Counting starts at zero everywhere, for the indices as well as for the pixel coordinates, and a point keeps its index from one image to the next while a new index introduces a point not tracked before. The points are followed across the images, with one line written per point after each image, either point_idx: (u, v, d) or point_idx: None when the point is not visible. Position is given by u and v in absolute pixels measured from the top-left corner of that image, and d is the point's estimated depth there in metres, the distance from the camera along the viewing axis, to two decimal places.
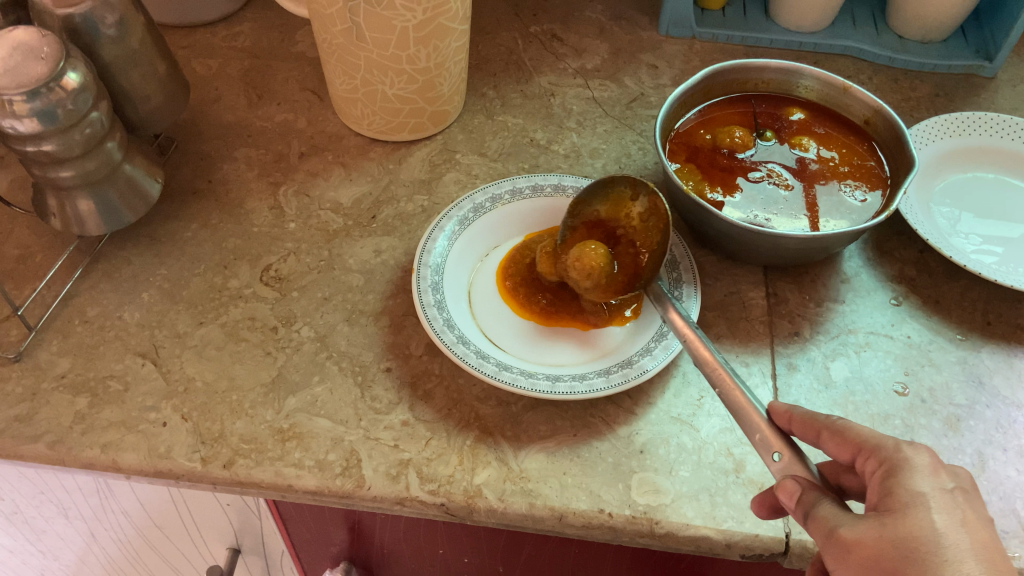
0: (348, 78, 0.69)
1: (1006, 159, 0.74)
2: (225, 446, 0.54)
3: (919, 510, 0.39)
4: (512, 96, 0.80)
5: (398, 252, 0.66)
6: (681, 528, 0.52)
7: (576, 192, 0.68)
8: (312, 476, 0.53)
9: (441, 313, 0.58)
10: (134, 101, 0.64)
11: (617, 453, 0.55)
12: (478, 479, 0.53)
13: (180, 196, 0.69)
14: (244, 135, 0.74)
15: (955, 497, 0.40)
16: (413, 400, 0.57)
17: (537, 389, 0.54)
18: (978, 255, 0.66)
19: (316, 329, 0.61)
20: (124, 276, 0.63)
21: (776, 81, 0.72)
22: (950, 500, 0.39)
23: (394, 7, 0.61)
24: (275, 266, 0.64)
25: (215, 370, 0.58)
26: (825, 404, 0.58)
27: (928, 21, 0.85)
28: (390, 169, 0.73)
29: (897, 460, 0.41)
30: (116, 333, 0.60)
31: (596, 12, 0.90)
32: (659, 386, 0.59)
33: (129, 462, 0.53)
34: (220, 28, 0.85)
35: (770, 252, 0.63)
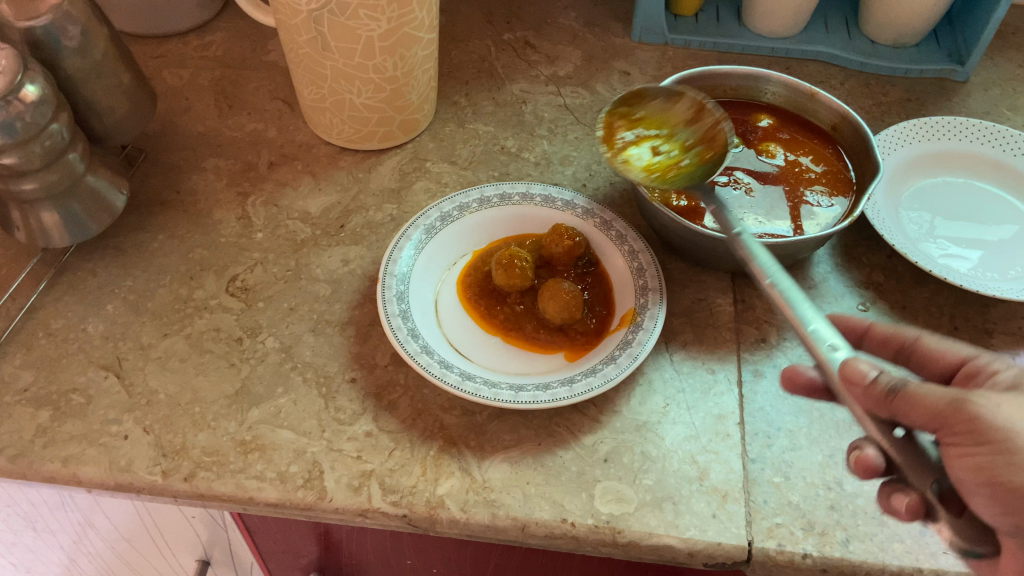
0: (315, 87, 0.69)
1: (975, 163, 0.74)
2: (187, 459, 0.54)
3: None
4: (483, 104, 0.80)
5: (366, 261, 0.66)
6: (643, 537, 0.52)
7: (544, 200, 0.67)
8: (273, 489, 0.53)
9: (406, 322, 0.58)
10: (99, 113, 0.63)
11: (581, 462, 0.55)
12: (441, 490, 0.53)
13: (148, 207, 0.69)
14: (214, 145, 0.74)
15: None
16: (378, 411, 0.57)
17: (499, 399, 0.54)
18: (946, 260, 0.66)
19: (281, 340, 0.60)
20: (89, 288, 0.63)
21: (744, 87, 0.72)
22: None
23: (358, 16, 0.61)
24: (241, 277, 0.64)
25: (178, 382, 0.58)
26: (790, 410, 0.58)
27: (901, 26, 0.85)
28: (360, 177, 0.73)
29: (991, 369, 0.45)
30: (80, 345, 0.60)
31: (569, 19, 0.90)
32: (625, 394, 0.59)
33: (90, 475, 0.53)
34: (192, 37, 0.85)
35: (736, 258, 0.62)
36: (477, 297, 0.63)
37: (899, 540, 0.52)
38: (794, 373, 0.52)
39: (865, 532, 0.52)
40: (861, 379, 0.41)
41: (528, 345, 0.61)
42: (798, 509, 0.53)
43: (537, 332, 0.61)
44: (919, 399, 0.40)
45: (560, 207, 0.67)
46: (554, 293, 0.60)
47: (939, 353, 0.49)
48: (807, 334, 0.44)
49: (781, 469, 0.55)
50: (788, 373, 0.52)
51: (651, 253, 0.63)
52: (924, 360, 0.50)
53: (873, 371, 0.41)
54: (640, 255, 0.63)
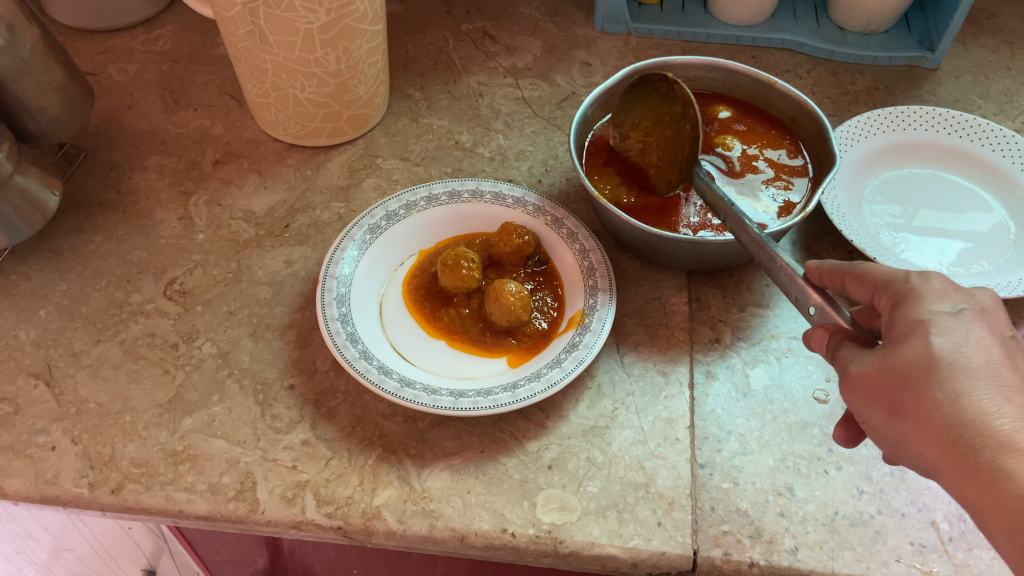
0: (258, 82, 0.67)
1: (941, 154, 0.72)
2: (115, 471, 0.52)
3: (920, 336, 0.41)
4: (438, 97, 0.78)
5: (310, 262, 0.64)
6: (585, 547, 0.50)
7: (494, 197, 0.65)
8: (203, 501, 0.51)
9: (345, 326, 0.56)
10: (30, 111, 0.61)
11: (524, 469, 0.53)
12: (377, 500, 0.51)
13: (86, 208, 0.67)
14: (158, 142, 0.72)
15: (961, 318, 0.42)
16: (316, 418, 0.55)
17: (437, 405, 0.52)
18: (908, 254, 0.64)
19: (218, 345, 0.59)
20: (22, 293, 0.61)
21: (703, 78, 0.70)
22: (955, 320, 0.42)
23: (294, 8, 0.59)
24: (180, 280, 0.62)
25: (110, 391, 0.56)
26: (742, 413, 0.56)
27: (868, 13, 0.82)
28: (307, 175, 0.71)
29: (905, 291, 0.44)
30: (10, 353, 0.58)
31: (530, 8, 0.88)
32: (573, 397, 0.57)
33: (14, 489, 0.51)
34: (140, 31, 0.82)
35: (688, 256, 0.60)
36: (428, 301, 0.62)
37: (850, 547, 0.50)
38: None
39: (815, 540, 0.50)
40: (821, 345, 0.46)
41: (473, 348, 0.59)
42: (747, 515, 0.51)
43: (483, 335, 0.59)
44: (845, 375, 0.43)
45: (510, 204, 0.65)
46: (499, 295, 0.57)
47: (869, 283, 0.46)
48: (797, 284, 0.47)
49: (730, 474, 0.53)
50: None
51: (603, 252, 0.61)
52: (856, 293, 0.46)
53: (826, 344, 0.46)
54: (591, 254, 0.61)
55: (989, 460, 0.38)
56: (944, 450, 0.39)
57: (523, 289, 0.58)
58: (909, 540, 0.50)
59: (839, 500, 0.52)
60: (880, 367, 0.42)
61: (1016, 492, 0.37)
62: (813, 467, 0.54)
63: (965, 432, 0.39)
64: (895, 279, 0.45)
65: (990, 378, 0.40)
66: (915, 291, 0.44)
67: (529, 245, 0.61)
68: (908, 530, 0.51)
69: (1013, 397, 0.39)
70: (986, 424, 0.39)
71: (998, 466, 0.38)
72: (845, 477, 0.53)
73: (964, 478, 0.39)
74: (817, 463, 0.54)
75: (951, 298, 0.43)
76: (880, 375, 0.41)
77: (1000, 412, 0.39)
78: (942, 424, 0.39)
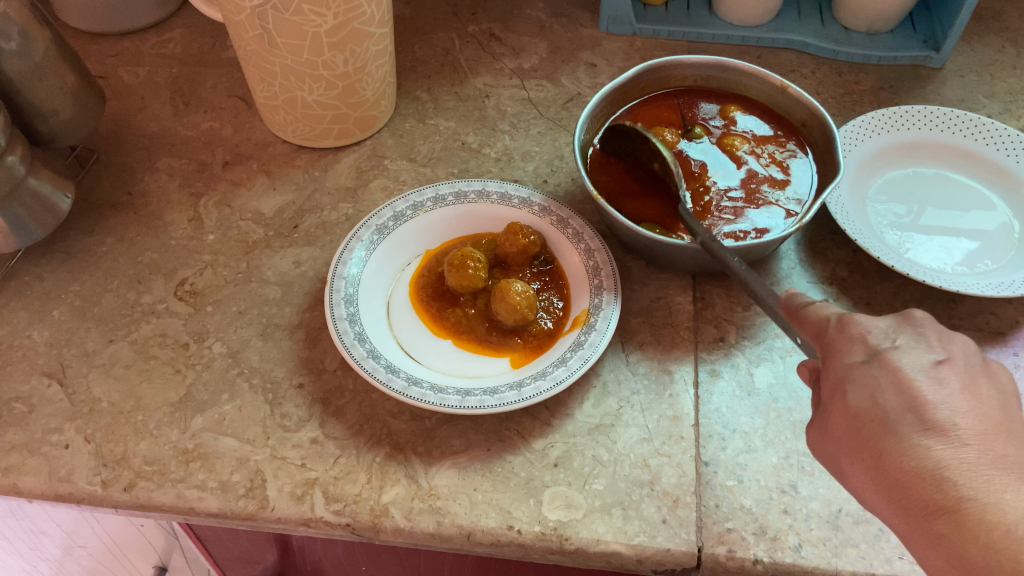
0: (267, 84, 0.68)
1: (945, 154, 0.72)
2: (127, 469, 0.53)
3: (845, 395, 0.43)
4: (444, 99, 0.79)
5: (318, 263, 0.65)
6: (590, 544, 0.50)
7: (500, 198, 0.66)
8: (214, 499, 0.52)
9: (353, 326, 0.57)
10: (43, 115, 0.62)
11: (530, 466, 0.54)
12: (385, 498, 0.52)
13: (98, 210, 0.68)
14: (168, 145, 0.73)
15: (878, 365, 0.43)
16: (324, 417, 0.56)
17: (444, 404, 0.53)
18: (911, 254, 0.65)
19: (229, 345, 0.59)
20: (35, 294, 0.62)
21: (715, 77, 0.70)
22: (871, 371, 0.43)
23: (302, 12, 0.59)
24: (190, 281, 0.63)
25: (122, 390, 0.57)
26: (746, 411, 0.57)
27: (873, 12, 0.83)
28: (316, 176, 0.71)
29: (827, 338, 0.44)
30: (23, 352, 0.59)
31: (536, 10, 0.89)
32: (578, 396, 0.58)
33: (29, 486, 0.52)
34: (151, 34, 0.83)
35: (692, 256, 0.61)
36: (440, 300, 0.62)
37: (853, 544, 0.50)
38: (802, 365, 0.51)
39: (818, 537, 0.51)
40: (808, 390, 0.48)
41: (479, 347, 0.60)
42: (751, 513, 0.52)
43: (488, 335, 0.60)
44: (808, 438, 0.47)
45: (515, 205, 0.66)
46: (505, 295, 0.58)
47: (811, 326, 0.45)
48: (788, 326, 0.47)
49: (734, 472, 0.54)
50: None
51: (608, 252, 0.62)
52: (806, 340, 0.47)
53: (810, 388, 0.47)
54: (596, 254, 0.61)
55: (925, 518, 0.40)
56: (890, 496, 0.41)
57: (529, 290, 0.59)
58: None
59: (843, 498, 0.52)
60: (836, 418, 0.44)
61: (961, 533, 0.39)
62: (817, 465, 0.54)
63: (901, 489, 0.41)
64: (823, 323, 0.45)
65: (919, 423, 0.41)
66: (836, 342, 0.44)
67: (535, 245, 0.62)
68: None
69: (942, 444, 0.40)
70: (917, 480, 0.40)
71: (935, 523, 0.39)
72: None
73: (914, 533, 0.41)
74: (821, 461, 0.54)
75: (872, 340, 0.44)
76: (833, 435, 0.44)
77: (940, 449, 0.40)
78: (882, 485, 0.41)
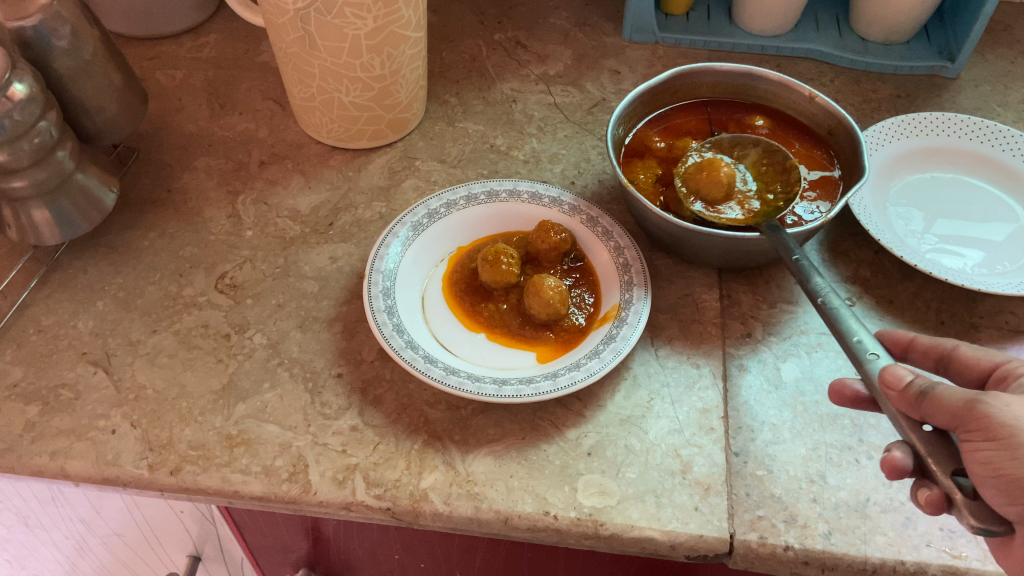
0: (304, 86, 0.70)
1: (964, 159, 0.74)
2: (173, 453, 0.54)
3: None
4: (473, 103, 0.81)
5: (354, 258, 0.66)
6: (625, 529, 0.52)
7: (531, 198, 0.68)
8: (259, 482, 0.53)
9: (391, 318, 0.58)
10: (89, 112, 0.64)
11: (564, 455, 0.55)
12: (424, 483, 0.53)
13: (139, 206, 0.69)
14: (206, 145, 0.75)
15: None
16: (363, 405, 0.57)
17: (482, 393, 0.54)
18: (933, 255, 0.66)
19: (268, 336, 0.61)
20: (79, 286, 0.64)
21: (745, 86, 0.72)
22: None
23: (344, 15, 0.62)
24: (230, 274, 0.65)
25: (166, 378, 0.58)
26: (774, 404, 0.58)
27: (890, 23, 0.85)
28: (349, 176, 0.73)
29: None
30: (70, 341, 0.60)
31: (561, 18, 0.91)
32: (609, 388, 0.59)
33: (77, 469, 0.54)
34: (185, 39, 0.85)
35: (720, 252, 0.62)
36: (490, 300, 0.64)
37: (881, 532, 0.52)
38: (840, 386, 0.53)
39: (846, 525, 0.52)
40: (897, 383, 0.44)
41: (510, 341, 0.61)
42: (781, 501, 0.53)
43: (519, 329, 0.62)
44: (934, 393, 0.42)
45: (546, 204, 0.68)
46: (538, 289, 0.60)
47: (983, 359, 0.50)
48: (853, 345, 0.48)
49: (764, 462, 0.55)
50: (835, 387, 0.53)
51: (637, 249, 0.64)
52: (966, 367, 0.50)
53: (908, 375, 0.44)
54: (626, 251, 0.63)
55: None
56: None
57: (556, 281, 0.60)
58: (938, 525, 0.52)
59: (870, 487, 0.54)
60: (1004, 413, 0.41)
61: None
62: (844, 456, 0.55)
63: None
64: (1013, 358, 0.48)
65: None
66: None
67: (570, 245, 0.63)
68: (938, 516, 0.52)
69: None
70: None
71: None
72: (875, 466, 0.55)
73: None
74: (848, 453, 0.56)
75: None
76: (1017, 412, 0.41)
77: None
78: None
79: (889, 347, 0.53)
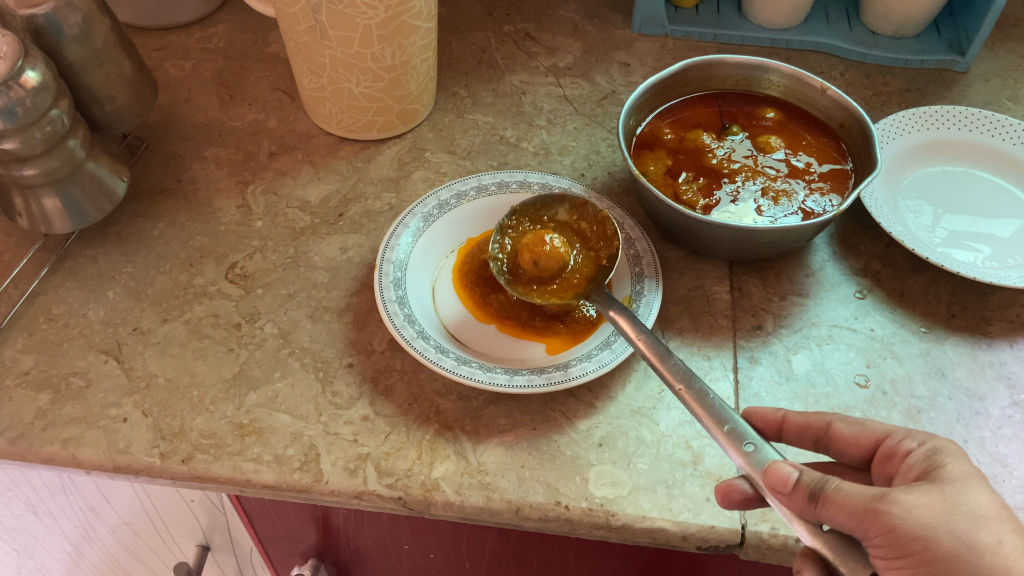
0: (314, 76, 0.70)
1: (974, 153, 0.74)
2: (185, 442, 0.54)
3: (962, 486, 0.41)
4: (482, 95, 0.81)
5: (364, 249, 0.66)
6: (637, 520, 0.52)
7: (542, 189, 0.68)
8: (270, 471, 0.53)
9: (402, 308, 0.58)
10: (100, 101, 0.64)
11: (575, 446, 0.55)
12: (436, 472, 0.53)
13: (149, 196, 0.69)
14: (215, 135, 0.75)
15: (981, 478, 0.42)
16: (374, 395, 0.57)
17: (494, 383, 0.54)
18: (945, 248, 0.66)
19: (279, 326, 0.61)
20: (90, 275, 0.64)
21: (756, 78, 0.72)
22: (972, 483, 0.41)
23: (355, 5, 0.61)
24: (240, 264, 0.65)
25: (177, 367, 0.58)
26: (785, 396, 0.58)
27: (900, 16, 0.84)
28: (359, 167, 0.73)
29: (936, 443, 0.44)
30: (81, 330, 0.60)
31: (569, 11, 0.91)
32: (620, 379, 0.59)
33: (89, 457, 0.54)
34: (194, 30, 0.85)
35: (731, 244, 0.62)
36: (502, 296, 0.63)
37: None
38: (727, 489, 0.46)
39: None
40: (784, 485, 0.41)
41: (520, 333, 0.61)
42: None
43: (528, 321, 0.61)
44: (832, 494, 0.40)
45: None
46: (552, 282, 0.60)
47: (866, 433, 0.47)
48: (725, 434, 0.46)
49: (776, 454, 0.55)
50: (721, 490, 0.46)
51: (648, 241, 0.64)
52: (849, 441, 0.47)
53: (794, 473, 0.41)
54: (637, 243, 0.63)
55: None
56: None
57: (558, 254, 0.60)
58: None
59: None
60: (908, 516, 0.38)
61: None
62: None
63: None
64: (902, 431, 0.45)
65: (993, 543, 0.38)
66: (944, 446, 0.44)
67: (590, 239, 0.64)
68: None
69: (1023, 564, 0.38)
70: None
71: None
72: None
73: None
74: None
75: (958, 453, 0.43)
76: (923, 511, 0.39)
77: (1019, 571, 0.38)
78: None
79: (761, 426, 0.49)
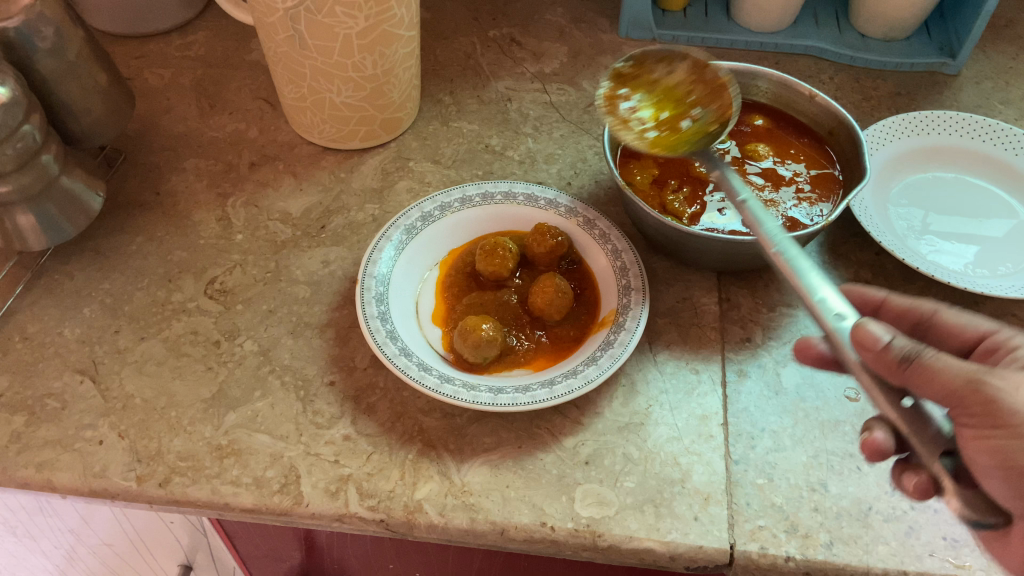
0: (295, 86, 0.68)
1: (965, 159, 0.73)
2: (162, 464, 0.53)
3: None
4: (467, 102, 0.80)
5: (347, 262, 0.65)
6: (623, 541, 0.51)
7: (527, 199, 0.67)
8: (249, 494, 0.52)
9: (384, 324, 0.57)
10: (75, 115, 0.63)
11: (562, 464, 0.54)
12: (419, 494, 0.52)
13: (127, 209, 0.68)
14: (195, 146, 0.74)
15: None
16: (356, 414, 0.56)
17: (477, 401, 0.53)
18: (936, 256, 0.65)
19: (259, 343, 0.60)
20: (66, 292, 0.63)
21: (744, 85, 0.71)
22: None
23: (334, 14, 0.60)
24: (220, 279, 0.64)
25: (154, 387, 0.57)
26: (774, 410, 0.57)
27: (890, 18, 0.83)
28: (341, 178, 0.72)
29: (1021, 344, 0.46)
30: (56, 349, 0.59)
31: (555, 15, 0.90)
32: (607, 394, 0.58)
33: (64, 482, 0.52)
34: (174, 37, 0.84)
35: (720, 255, 0.61)
36: (492, 269, 0.62)
37: (884, 542, 0.50)
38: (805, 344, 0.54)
39: (849, 535, 0.51)
40: (873, 345, 0.40)
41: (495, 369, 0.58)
42: (782, 511, 0.52)
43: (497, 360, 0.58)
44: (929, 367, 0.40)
45: (542, 206, 0.67)
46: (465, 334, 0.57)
47: (957, 326, 0.49)
48: (814, 304, 0.44)
49: (765, 470, 0.54)
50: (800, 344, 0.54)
51: (635, 253, 0.62)
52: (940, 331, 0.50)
53: (885, 336, 0.40)
54: (623, 255, 0.62)
55: None
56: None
57: (487, 340, 0.56)
58: (943, 534, 0.51)
59: (874, 496, 0.53)
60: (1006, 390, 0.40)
61: None
62: (845, 464, 0.54)
63: None
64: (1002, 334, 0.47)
65: None
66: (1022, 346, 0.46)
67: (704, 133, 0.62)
68: (941, 525, 0.51)
69: None
70: None
71: None
72: (877, 474, 0.54)
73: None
74: (850, 460, 0.55)
75: None
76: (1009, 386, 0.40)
77: None
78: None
79: (859, 305, 0.53)
